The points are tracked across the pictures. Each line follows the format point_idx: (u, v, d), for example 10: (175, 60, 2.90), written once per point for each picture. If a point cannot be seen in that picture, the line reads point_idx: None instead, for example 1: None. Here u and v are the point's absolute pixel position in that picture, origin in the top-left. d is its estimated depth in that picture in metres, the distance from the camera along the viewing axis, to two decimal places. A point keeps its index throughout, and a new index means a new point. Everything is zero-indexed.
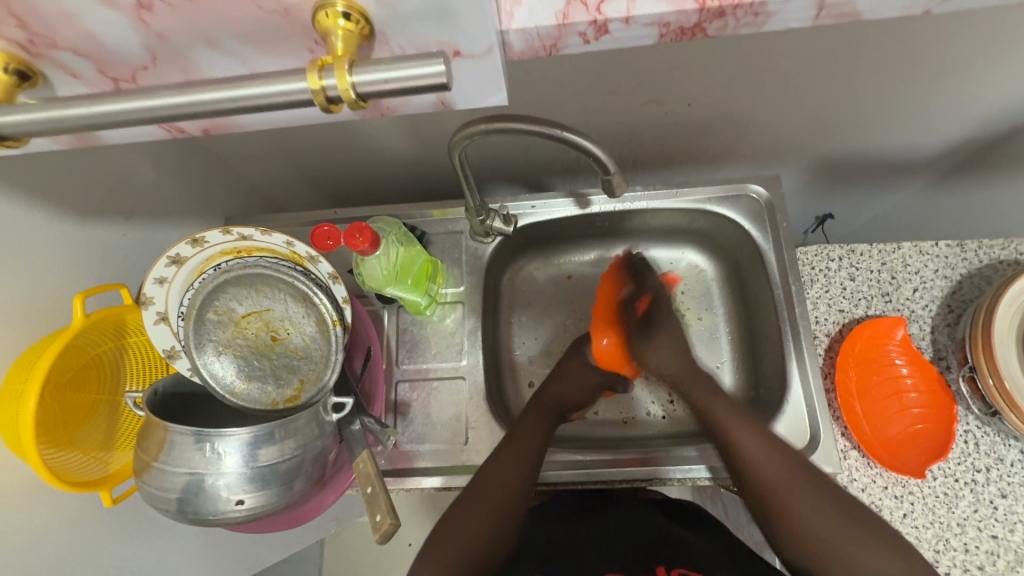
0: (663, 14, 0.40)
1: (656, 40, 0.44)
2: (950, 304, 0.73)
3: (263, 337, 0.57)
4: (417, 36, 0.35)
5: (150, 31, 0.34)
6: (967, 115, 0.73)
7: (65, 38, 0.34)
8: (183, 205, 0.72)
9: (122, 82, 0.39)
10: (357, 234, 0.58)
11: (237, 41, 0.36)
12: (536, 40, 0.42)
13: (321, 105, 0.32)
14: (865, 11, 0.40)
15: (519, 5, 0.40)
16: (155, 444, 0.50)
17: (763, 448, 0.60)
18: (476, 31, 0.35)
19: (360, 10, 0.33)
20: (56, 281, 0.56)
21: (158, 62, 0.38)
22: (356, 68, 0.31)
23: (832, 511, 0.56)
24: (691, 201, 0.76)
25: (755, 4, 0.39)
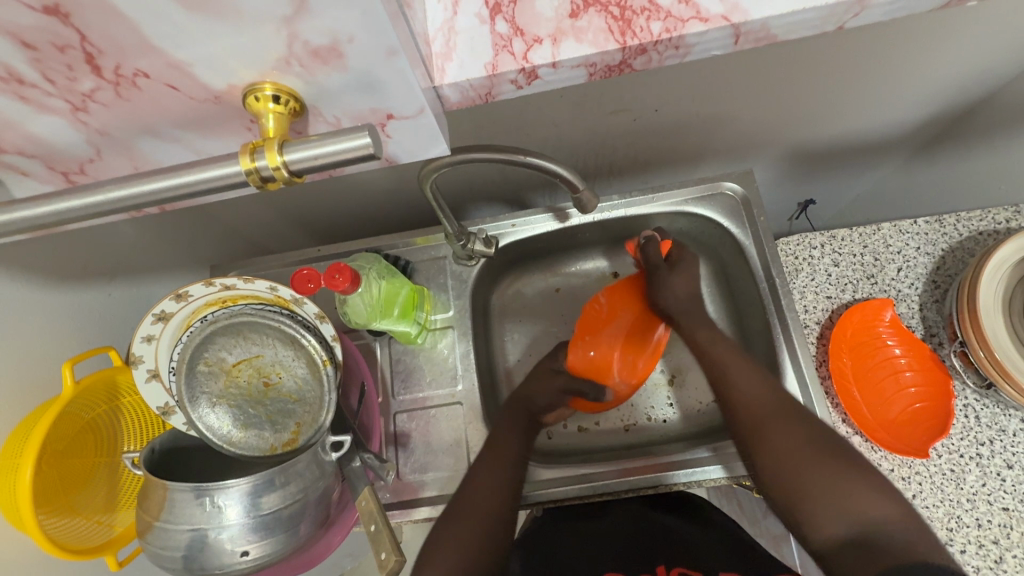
0: (587, 56, 0.41)
1: (587, 79, 0.45)
2: (936, 279, 0.74)
3: (256, 384, 0.57)
4: (349, 106, 0.37)
5: (90, 129, 0.37)
6: (926, 94, 0.74)
7: (9, 142, 0.37)
8: (168, 259, 0.73)
9: (73, 175, 0.41)
10: (337, 274, 0.59)
11: (177, 128, 0.38)
12: (470, 91, 0.43)
13: (256, 184, 0.33)
14: (779, 32, 0.42)
15: (450, 61, 0.42)
16: (156, 504, 0.50)
17: (751, 376, 0.64)
18: (404, 95, 0.36)
19: (288, 91, 0.35)
20: (43, 351, 0.57)
21: (103, 154, 0.40)
22: (286, 147, 0.32)
23: (810, 448, 0.57)
24: (669, 203, 0.77)
25: (673, 37, 0.41)
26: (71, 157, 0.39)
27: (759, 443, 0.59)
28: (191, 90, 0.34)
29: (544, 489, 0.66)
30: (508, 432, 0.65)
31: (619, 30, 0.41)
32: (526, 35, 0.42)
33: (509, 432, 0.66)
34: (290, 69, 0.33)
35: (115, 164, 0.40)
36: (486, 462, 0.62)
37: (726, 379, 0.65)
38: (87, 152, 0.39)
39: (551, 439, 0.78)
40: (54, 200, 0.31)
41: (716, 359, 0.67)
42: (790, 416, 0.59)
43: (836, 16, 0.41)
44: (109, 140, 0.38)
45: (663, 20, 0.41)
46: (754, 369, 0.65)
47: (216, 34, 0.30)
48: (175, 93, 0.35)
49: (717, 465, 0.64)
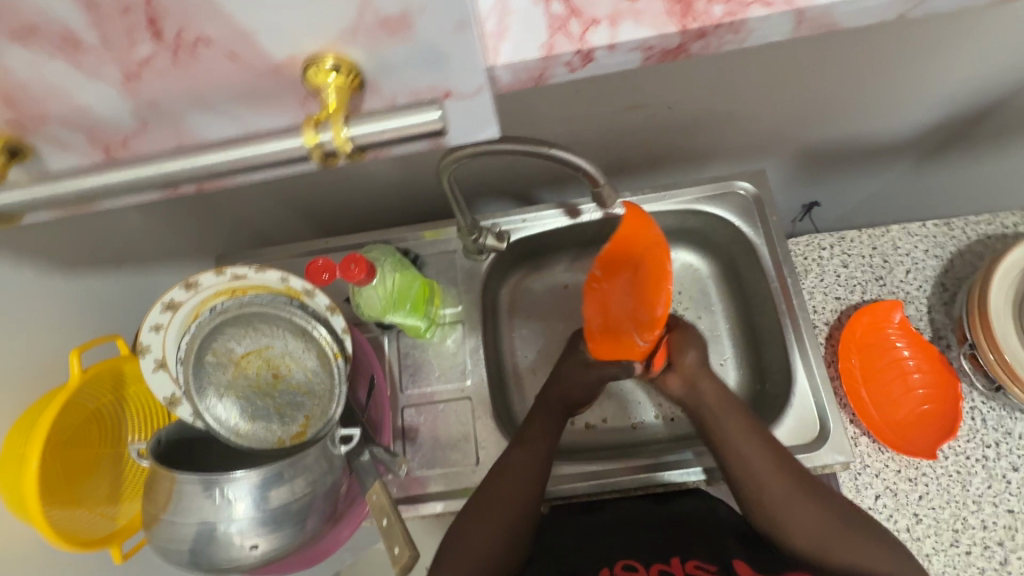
0: (646, 39, 0.40)
1: (641, 64, 0.44)
2: (944, 282, 0.74)
3: (265, 375, 0.56)
4: (408, 82, 0.36)
5: (139, 100, 0.36)
6: (940, 96, 0.74)
7: (53, 112, 0.36)
8: (175, 247, 0.72)
9: (114, 149, 0.40)
10: (353, 265, 0.58)
11: (234, 102, 0.37)
12: (524, 72, 0.42)
13: (316, 158, 0.33)
14: (840, 21, 0.42)
15: (504, 40, 0.41)
16: (163, 495, 0.49)
17: (766, 461, 0.59)
18: (464, 73, 0.35)
19: (348, 62, 0.34)
20: (48, 340, 0.56)
21: (149, 127, 0.38)
22: (351, 121, 0.32)
23: (827, 513, 0.58)
24: (680, 202, 0.77)
25: (733, 21, 0.40)
26: (117, 128, 0.38)
27: (778, 514, 0.58)
28: (249, 59, 0.33)
29: (553, 487, 0.66)
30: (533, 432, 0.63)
31: (680, 12, 0.40)
32: (583, 15, 0.41)
33: (537, 434, 0.63)
34: (354, 39, 0.32)
35: (159, 138, 0.39)
36: (509, 464, 0.60)
37: (739, 460, 0.59)
38: (134, 122, 0.38)
39: None
40: (78, 184, 0.30)
41: (719, 424, 0.61)
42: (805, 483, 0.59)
43: (893, 7, 0.41)
44: (161, 110, 0.37)
45: (725, 3, 0.40)
46: (748, 423, 0.61)
47: None
48: (234, 64, 0.34)
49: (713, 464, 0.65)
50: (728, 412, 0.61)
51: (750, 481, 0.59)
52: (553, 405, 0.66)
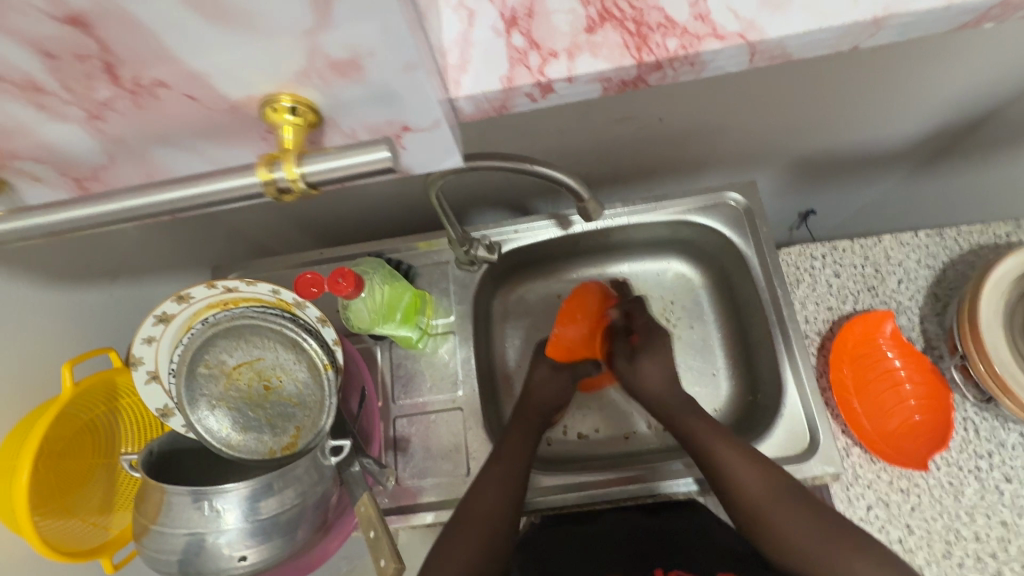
0: (603, 71, 0.41)
1: (600, 95, 0.44)
2: (936, 293, 0.74)
3: (256, 387, 0.57)
4: (365, 118, 0.36)
5: (106, 137, 0.37)
6: (929, 108, 0.74)
7: (23, 150, 0.37)
8: (170, 259, 0.73)
9: (85, 181, 0.41)
10: (341, 279, 0.59)
11: (197, 139, 0.38)
12: (484, 103, 0.43)
13: (273, 195, 0.33)
14: (795, 52, 0.42)
15: (465, 73, 0.42)
16: (154, 507, 0.49)
17: (746, 467, 0.59)
18: (418, 105, 0.35)
19: (305, 103, 0.35)
20: (45, 353, 0.56)
21: (117, 162, 0.39)
22: (305, 159, 0.32)
23: (813, 521, 0.56)
24: (671, 213, 0.77)
25: (689, 55, 0.41)
26: (85, 163, 0.39)
27: (766, 525, 0.57)
28: (208, 101, 0.34)
29: (544, 497, 0.66)
30: (512, 441, 0.65)
31: (635, 45, 0.41)
32: (542, 49, 0.42)
33: (516, 445, 0.64)
34: (308, 80, 0.33)
35: (126, 172, 0.40)
36: (489, 473, 0.61)
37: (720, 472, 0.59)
38: (102, 157, 0.39)
39: (550, 446, 0.78)
40: (65, 208, 0.31)
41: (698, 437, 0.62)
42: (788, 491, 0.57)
43: (850, 39, 0.42)
44: (129, 146, 0.38)
45: (679, 36, 0.41)
46: (729, 435, 0.61)
47: (230, 42, 0.30)
48: (192, 103, 0.35)
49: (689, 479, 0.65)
50: (702, 423, 0.63)
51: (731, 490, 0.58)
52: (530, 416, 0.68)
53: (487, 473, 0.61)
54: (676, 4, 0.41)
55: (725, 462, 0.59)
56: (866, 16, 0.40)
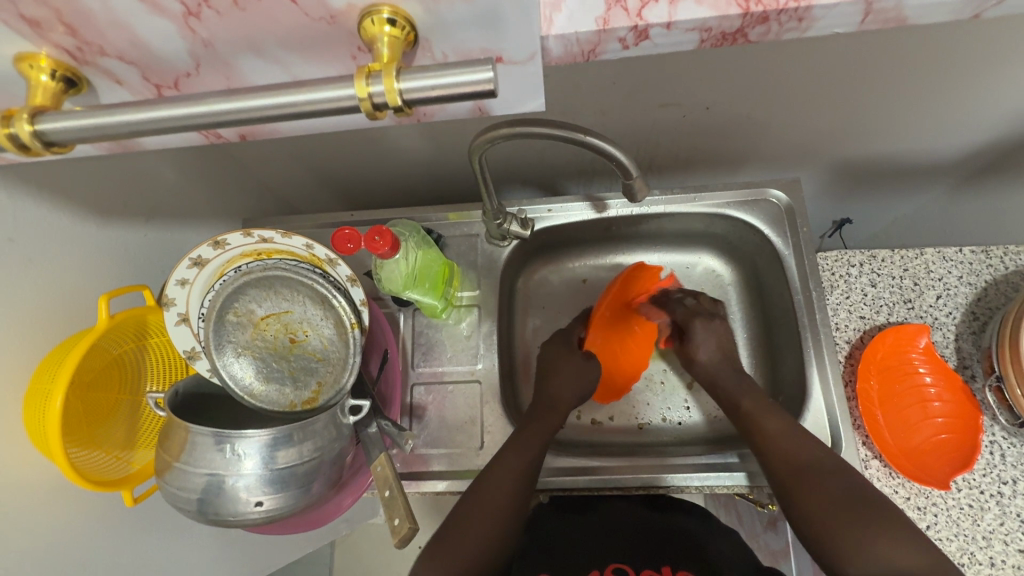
0: (705, 19, 0.39)
1: (696, 46, 0.43)
2: (975, 311, 0.72)
3: (282, 339, 0.57)
4: (461, 44, 0.35)
5: (196, 39, 0.35)
6: (992, 120, 0.71)
7: (112, 46, 0.35)
8: (203, 207, 0.73)
9: (165, 89, 0.39)
10: (378, 237, 0.58)
11: (282, 49, 0.36)
12: (575, 45, 0.41)
13: (367, 112, 0.32)
14: (911, 15, 0.40)
15: (559, 10, 0.40)
16: (176, 445, 0.50)
17: (789, 435, 0.58)
18: (521, 38, 0.35)
19: (405, 16, 0.33)
20: (80, 285, 0.57)
21: (201, 69, 0.38)
22: (403, 76, 0.30)
23: (849, 494, 0.52)
24: (710, 205, 0.75)
25: (801, 8, 0.38)
26: (170, 69, 0.38)
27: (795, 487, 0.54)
28: (309, 7, 0.32)
29: (557, 477, 0.66)
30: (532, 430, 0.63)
31: None
32: None
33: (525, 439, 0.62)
34: None
35: (209, 79, 0.39)
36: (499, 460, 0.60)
37: (764, 439, 0.58)
38: (188, 63, 0.37)
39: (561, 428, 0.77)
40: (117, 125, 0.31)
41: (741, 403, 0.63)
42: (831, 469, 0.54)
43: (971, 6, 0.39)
44: (216, 51, 0.36)
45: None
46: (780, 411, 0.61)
47: None
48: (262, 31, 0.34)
49: (743, 472, 0.64)
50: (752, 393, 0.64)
51: (771, 456, 0.57)
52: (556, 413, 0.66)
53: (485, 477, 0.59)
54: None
55: (765, 418, 0.60)
56: None
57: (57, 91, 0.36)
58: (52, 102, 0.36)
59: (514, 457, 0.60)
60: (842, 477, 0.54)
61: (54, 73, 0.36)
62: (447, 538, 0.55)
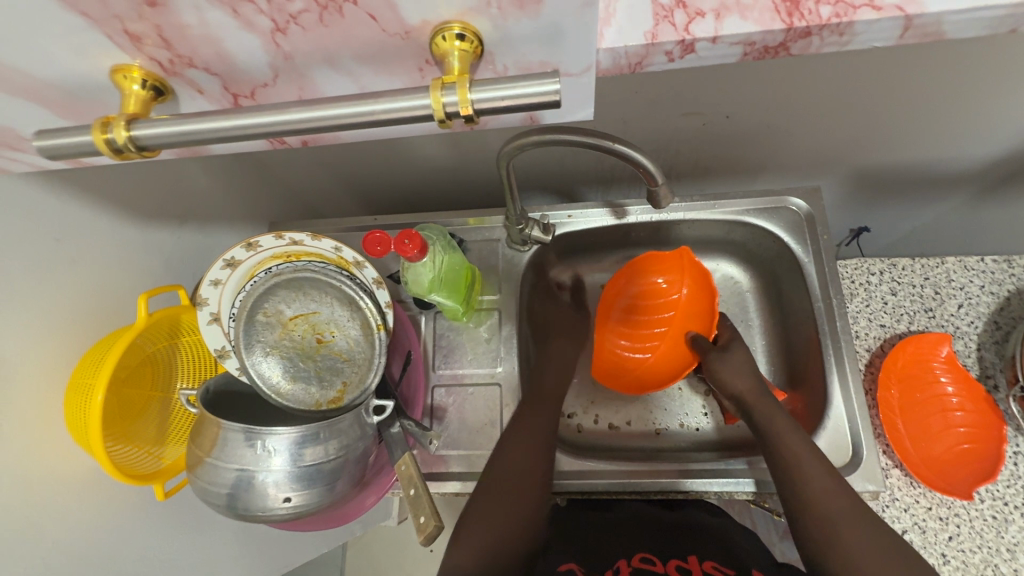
0: (749, 33, 0.40)
1: (738, 60, 0.43)
2: (997, 321, 0.72)
3: (309, 339, 0.58)
4: (522, 57, 0.37)
5: (279, 52, 0.36)
6: (1014, 131, 0.71)
7: (201, 58, 0.37)
8: (232, 210, 0.75)
9: (241, 98, 0.41)
10: (408, 241, 0.59)
11: (357, 62, 0.37)
12: (623, 58, 0.42)
13: (439, 120, 0.33)
14: (949, 31, 0.41)
15: (610, 26, 0.41)
16: (209, 440, 0.51)
17: (820, 473, 0.56)
18: (579, 50, 0.36)
19: (473, 31, 0.34)
20: (117, 285, 0.59)
21: (277, 79, 0.39)
22: (476, 85, 0.31)
23: (873, 543, 0.52)
24: (729, 212, 0.76)
25: (843, 23, 0.39)
26: (247, 79, 0.39)
27: (832, 530, 0.53)
28: (388, 22, 0.34)
29: (576, 479, 0.67)
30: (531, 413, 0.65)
31: (787, 11, 0.40)
32: (689, 7, 0.41)
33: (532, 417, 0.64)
34: (486, 8, 0.32)
35: (282, 90, 0.40)
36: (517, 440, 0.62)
37: (800, 479, 0.56)
38: (266, 74, 0.39)
39: (580, 433, 0.78)
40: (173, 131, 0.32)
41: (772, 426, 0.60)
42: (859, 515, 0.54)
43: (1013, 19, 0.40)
44: (295, 64, 0.37)
45: (834, 4, 0.39)
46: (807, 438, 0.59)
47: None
48: (309, 42, 0.35)
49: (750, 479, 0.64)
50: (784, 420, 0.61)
51: (801, 487, 0.55)
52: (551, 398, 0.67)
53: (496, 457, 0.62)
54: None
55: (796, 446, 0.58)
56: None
57: (146, 99, 0.38)
58: (143, 109, 0.38)
59: (522, 437, 0.62)
60: (865, 522, 0.54)
61: (145, 83, 0.38)
62: (471, 529, 0.57)
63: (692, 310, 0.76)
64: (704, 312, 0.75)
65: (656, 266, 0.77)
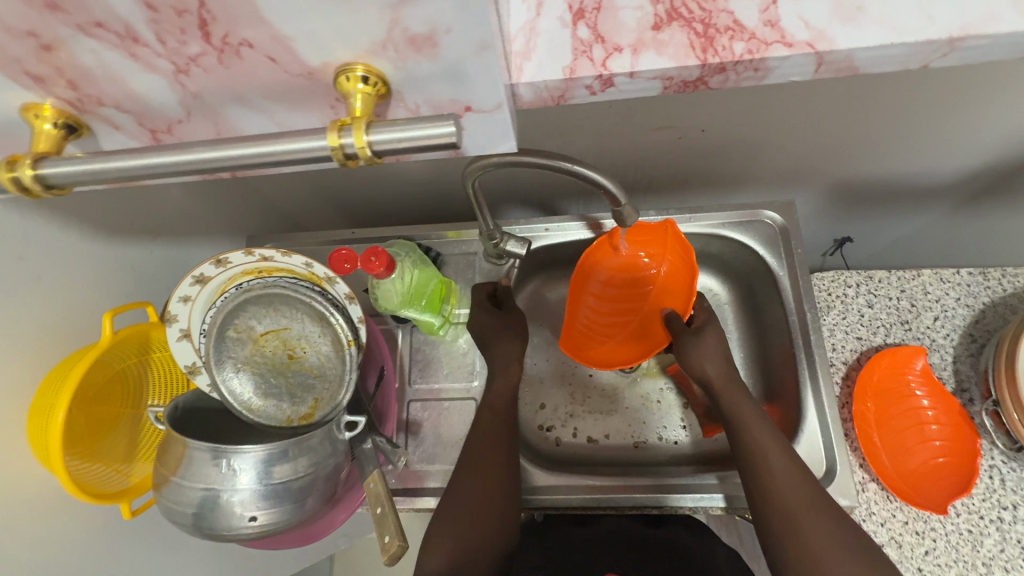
0: (665, 69, 0.40)
1: (659, 92, 0.44)
2: (973, 333, 0.72)
3: (280, 355, 0.58)
4: (432, 94, 0.36)
5: (186, 92, 0.37)
6: (986, 146, 0.72)
7: (109, 96, 0.37)
8: (209, 225, 0.75)
9: (160, 133, 0.41)
10: (374, 258, 0.59)
11: (268, 100, 0.38)
12: (545, 92, 0.42)
13: (340, 161, 0.33)
14: (860, 67, 0.41)
15: (529, 60, 0.41)
16: (174, 460, 0.51)
17: (788, 471, 0.56)
18: (485, 91, 0.35)
19: (377, 74, 0.35)
20: (86, 302, 0.59)
21: (192, 116, 0.39)
22: (373, 128, 0.32)
23: (838, 538, 0.52)
24: (706, 225, 0.76)
25: (754, 59, 0.40)
26: (163, 116, 0.39)
27: (794, 527, 0.53)
28: (288, 64, 0.34)
29: (552, 494, 0.66)
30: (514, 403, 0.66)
31: (700, 46, 0.40)
32: (607, 43, 0.41)
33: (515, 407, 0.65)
34: (384, 51, 0.33)
35: (199, 128, 0.40)
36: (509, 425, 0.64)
37: (766, 474, 0.56)
38: (180, 112, 0.39)
39: (558, 446, 0.78)
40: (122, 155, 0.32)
41: (741, 421, 0.59)
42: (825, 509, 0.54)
43: (918, 58, 0.40)
44: (205, 102, 0.38)
45: (747, 40, 0.40)
46: (776, 433, 0.58)
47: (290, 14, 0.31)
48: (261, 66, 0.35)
49: (719, 494, 0.64)
50: (756, 416, 0.59)
51: (767, 484, 0.55)
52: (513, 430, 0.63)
53: (452, 500, 0.58)
54: (747, 8, 0.41)
55: (763, 440, 0.57)
56: (941, 36, 0.38)
57: (59, 137, 0.38)
58: (54, 147, 0.38)
59: (490, 450, 0.61)
60: (831, 520, 0.53)
61: (55, 121, 0.38)
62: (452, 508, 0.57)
63: (672, 286, 0.76)
64: (682, 289, 0.75)
65: (639, 242, 0.74)
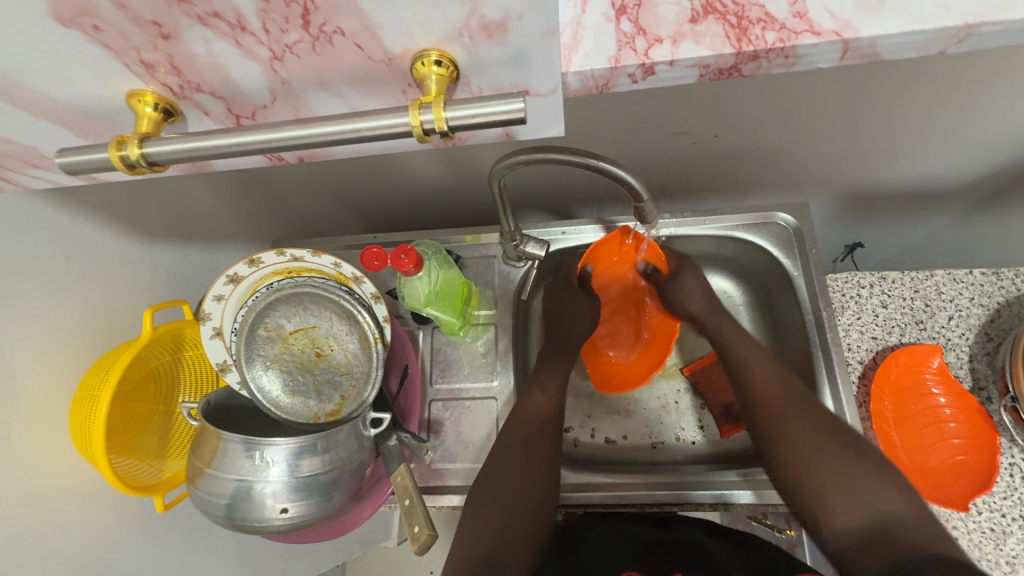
0: (703, 57, 0.42)
1: (695, 80, 0.45)
2: (988, 332, 0.72)
3: (309, 353, 0.60)
4: (494, 79, 0.39)
5: (277, 78, 0.39)
6: (994, 147, 0.73)
7: (208, 83, 0.39)
8: (237, 229, 0.78)
9: (244, 118, 0.43)
10: (403, 255, 0.61)
11: (346, 85, 0.40)
12: (590, 80, 0.44)
13: (419, 136, 0.35)
14: (884, 53, 0.43)
15: (576, 51, 0.43)
16: (209, 452, 0.52)
17: (775, 390, 0.62)
18: (545, 74, 0.38)
19: (450, 57, 0.37)
20: (123, 301, 0.61)
21: (276, 101, 0.42)
22: (451, 104, 0.34)
23: (830, 441, 0.57)
24: (719, 227, 0.77)
25: (786, 46, 0.41)
26: (250, 101, 0.41)
27: (780, 440, 0.59)
28: (372, 50, 0.36)
29: (571, 493, 0.67)
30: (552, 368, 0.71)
31: (736, 36, 0.42)
32: (648, 35, 0.43)
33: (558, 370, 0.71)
34: (459, 38, 0.35)
35: (281, 111, 0.43)
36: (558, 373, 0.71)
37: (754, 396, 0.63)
38: (265, 97, 0.41)
39: (577, 447, 0.78)
40: (213, 133, 0.35)
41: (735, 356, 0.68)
42: (838, 440, 0.57)
43: (939, 42, 0.41)
44: (292, 88, 0.40)
45: (778, 30, 0.42)
46: (771, 363, 0.65)
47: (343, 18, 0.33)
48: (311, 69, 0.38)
49: (746, 490, 0.64)
50: (749, 349, 0.68)
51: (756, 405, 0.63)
52: (546, 430, 0.64)
53: (486, 501, 0.59)
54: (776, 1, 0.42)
55: (752, 371, 0.65)
56: (957, 22, 0.40)
57: (157, 120, 0.41)
58: (154, 130, 0.41)
59: (524, 427, 0.64)
60: (821, 427, 0.58)
61: (156, 105, 0.40)
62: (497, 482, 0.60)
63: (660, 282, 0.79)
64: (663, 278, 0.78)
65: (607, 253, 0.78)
